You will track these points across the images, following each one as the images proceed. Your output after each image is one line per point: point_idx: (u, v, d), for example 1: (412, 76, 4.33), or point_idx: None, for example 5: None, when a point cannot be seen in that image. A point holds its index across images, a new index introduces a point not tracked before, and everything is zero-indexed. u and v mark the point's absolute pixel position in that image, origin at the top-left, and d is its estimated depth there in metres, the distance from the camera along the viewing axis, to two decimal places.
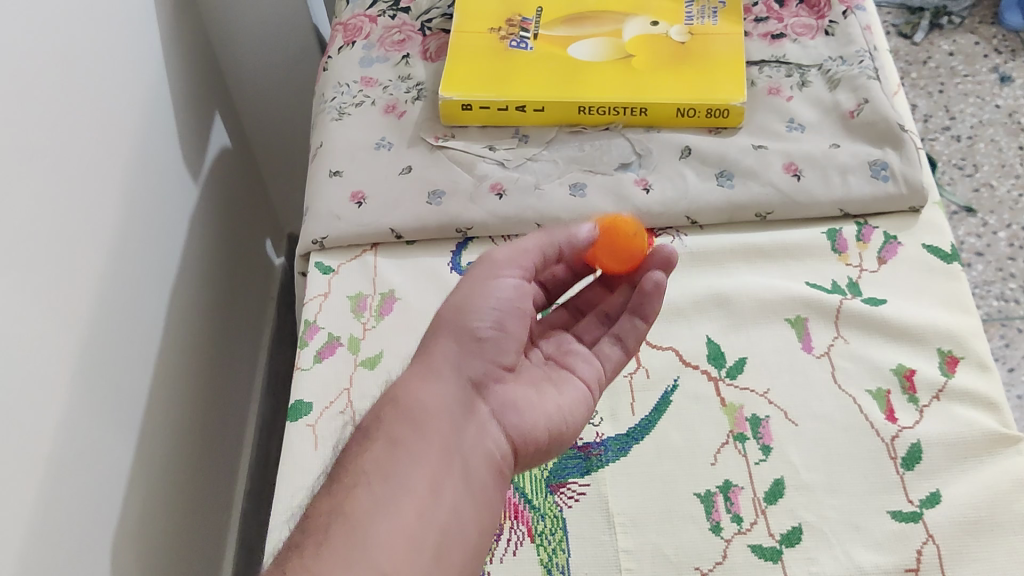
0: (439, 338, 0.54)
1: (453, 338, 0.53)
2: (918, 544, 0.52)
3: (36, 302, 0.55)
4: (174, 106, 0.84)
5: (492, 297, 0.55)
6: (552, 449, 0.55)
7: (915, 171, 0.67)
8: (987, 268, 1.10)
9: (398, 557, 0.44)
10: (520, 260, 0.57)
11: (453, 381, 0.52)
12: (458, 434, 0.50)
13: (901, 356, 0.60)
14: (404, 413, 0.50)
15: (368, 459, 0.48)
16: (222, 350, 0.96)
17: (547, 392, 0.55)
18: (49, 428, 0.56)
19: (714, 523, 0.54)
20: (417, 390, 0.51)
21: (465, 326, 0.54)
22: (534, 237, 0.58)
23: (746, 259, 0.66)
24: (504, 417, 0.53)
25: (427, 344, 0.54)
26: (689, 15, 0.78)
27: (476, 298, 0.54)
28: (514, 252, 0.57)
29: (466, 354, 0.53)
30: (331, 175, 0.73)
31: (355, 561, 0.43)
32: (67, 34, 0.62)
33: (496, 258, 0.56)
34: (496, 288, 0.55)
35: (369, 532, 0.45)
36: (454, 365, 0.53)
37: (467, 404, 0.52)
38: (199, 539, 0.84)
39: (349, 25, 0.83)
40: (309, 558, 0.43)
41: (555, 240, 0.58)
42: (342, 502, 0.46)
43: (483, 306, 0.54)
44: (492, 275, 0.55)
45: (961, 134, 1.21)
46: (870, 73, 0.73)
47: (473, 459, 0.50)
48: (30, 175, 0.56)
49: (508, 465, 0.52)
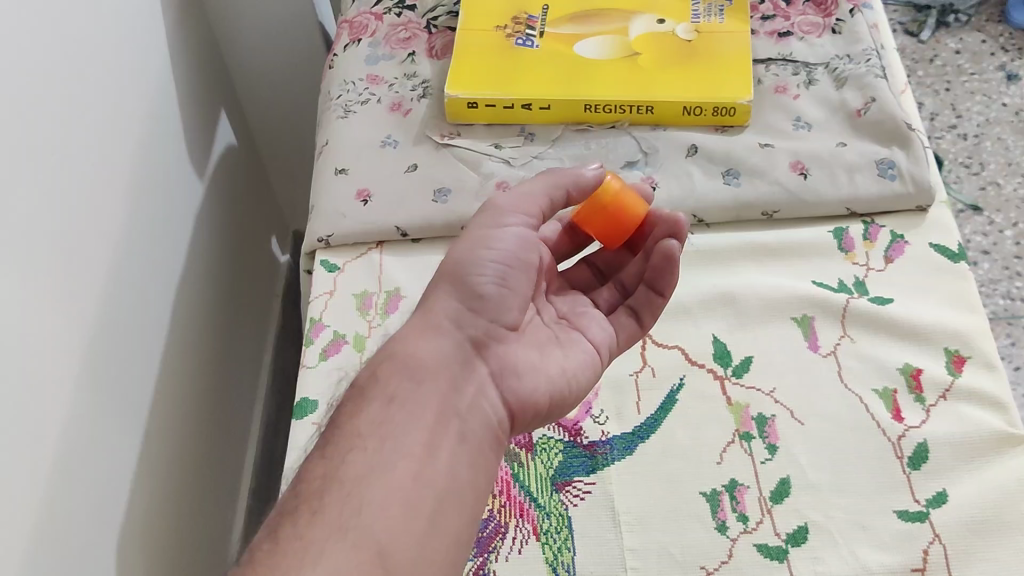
0: (439, 291, 0.54)
1: (452, 292, 0.54)
2: (924, 544, 0.52)
3: (41, 302, 0.55)
4: (179, 105, 0.84)
5: (493, 248, 0.54)
6: (551, 413, 0.55)
7: (922, 170, 0.67)
8: (993, 266, 1.09)
9: (392, 522, 0.45)
10: (523, 208, 0.56)
11: (452, 337, 0.53)
12: (456, 394, 0.51)
13: (907, 356, 0.60)
14: (402, 368, 0.51)
15: (364, 418, 0.49)
16: (227, 347, 0.96)
17: (548, 353, 0.56)
18: (55, 426, 0.56)
19: (720, 522, 0.54)
20: (415, 346, 0.52)
21: (465, 281, 0.53)
22: (543, 183, 0.57)
23: (752, 258, 0.66)
24: (503, 378, 0.53)
25: (429, 295, 0.55)
26: (696, 13, 0.77)
27: (476, 251, 0.54)
28: (517, 200, 0.56)
29: (466, 310, 0.53)
30: (337, 172, 0.73)
31: (349, 528, 0.44)
32: (72, 34, 0.62)
33: (500, 207, 0.56)
34: (496, 239, 0.54)
35: (363, 498, 0.45)
36: (453, 320, 0.53)
37: (466, 361, 0.52)
38: (204, 535, 0.85)
39: (354, 23, 0.83)
40: (303, 523, 0.44)
41: (561, 181, 0.57)
42: (338, 468, 0.46)
43: (484, 259, 0.54)
44: (494, 225, 0.55)
45: (967, 133, 1.21)
46: (876, 72, 0.73)
47: (470, 420, 0.51)
48: (36, 173, 0.56)
49: (505, 428, 0.53)
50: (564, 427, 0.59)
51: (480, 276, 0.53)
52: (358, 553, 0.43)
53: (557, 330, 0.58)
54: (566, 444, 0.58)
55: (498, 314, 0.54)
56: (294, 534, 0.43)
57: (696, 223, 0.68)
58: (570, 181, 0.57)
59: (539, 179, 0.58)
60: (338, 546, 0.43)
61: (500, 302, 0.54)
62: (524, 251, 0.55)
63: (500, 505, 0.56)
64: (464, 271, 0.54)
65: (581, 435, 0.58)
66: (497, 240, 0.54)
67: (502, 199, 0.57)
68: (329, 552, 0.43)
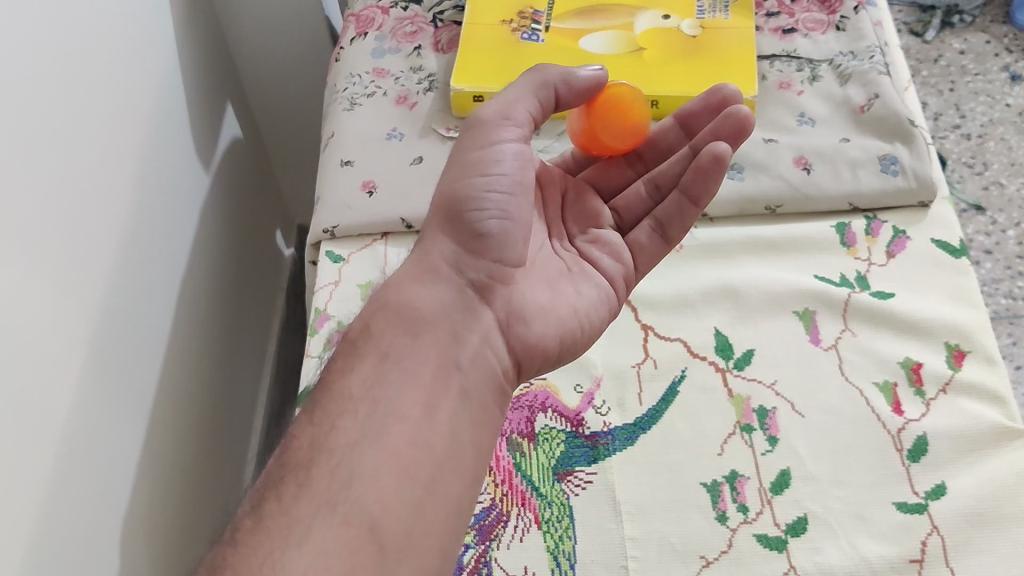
0: (436, 234, 0.55)
1: (450, 235, 0.54)
2: (922, 535, 0.53)
3: (45, 290, 0.56)
4: (186, 97, 0.85)
5: (490, 175, 0.54)
6: (560, 356, 0.56)
7: (924, 165, 0.67)
8: (995, 266, 1.10)
9: (385, 493, 0.45)
10: (510, 115, 0.56)
11: (452, 283, 0.53)
12: (457, 346, 0.52)
13: (908, 349, 0.60)
14: (397, 324, 0.52)
15: (357, 377, 0.49)
16: (231, 338, 0.96)
17: (559, 289, 0.57)
18: (60, 411, 0.56)
19: (720, 512, 0.55)
20: (412, 294, 0.53)
21: (463, 220, 0.54)
22: (526, 87, 0.57)
23: (755, 251, 0.67)
24: (510, 323, 0.53)
25: (427, 238, 0.55)
26: (700, 9, 0.78)
27: (473, 187, 0.54)
28: (501, 110, 0.56)
29: (465, 254, 0.54)
30: (343, 164, 0.73)
31: (339, 502, 0.44)
32: (78, 26, 0.63)
33: (493, 124, 0.56)
34: (492, 169, 0.54)
35: (354, 470, 0.45)
36: (451, 264, 0.54)
37: (466, 309, 0.53)
38: (207, 523, 0.85)
39: (361, 16, 0.84)
40: (289, 500, 0.44)
41: (543, 82, 0.57)
42: (326, 436, 0.46)
43: (480, 196, 0.54)
44: (489, 153, 0.55)
45: (971, 133, 1.21)
46: (880, 68, 0.73)
47: (472, 373, 0.51)
48: (44, 164, 0.57)
49: (510, 377, 0.54)
50: (566, 418, 0.59)
51: (480, 213, 0.54)
52: (347, 530, 0.43)
53: (567, 261, 0.59)
54: (568, 434, 0.59)
55: (500, 250, 0.54)
56: (278, 511, 0.43)
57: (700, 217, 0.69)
58: (557, 77, 0.58)
59: (518, 84, 0.58)
60: (328, 524, 0.43)
61: (502, 238, 0.54)
62: (522, 169, 0.55)
63: (502, 493, 0.57)
64: (461, 207, 0.54)
65: (583, 425, 0.59)
66: (492, 166, 0.54)
67: (487, 110, 0.56)
68: (317, 528, 0.43)
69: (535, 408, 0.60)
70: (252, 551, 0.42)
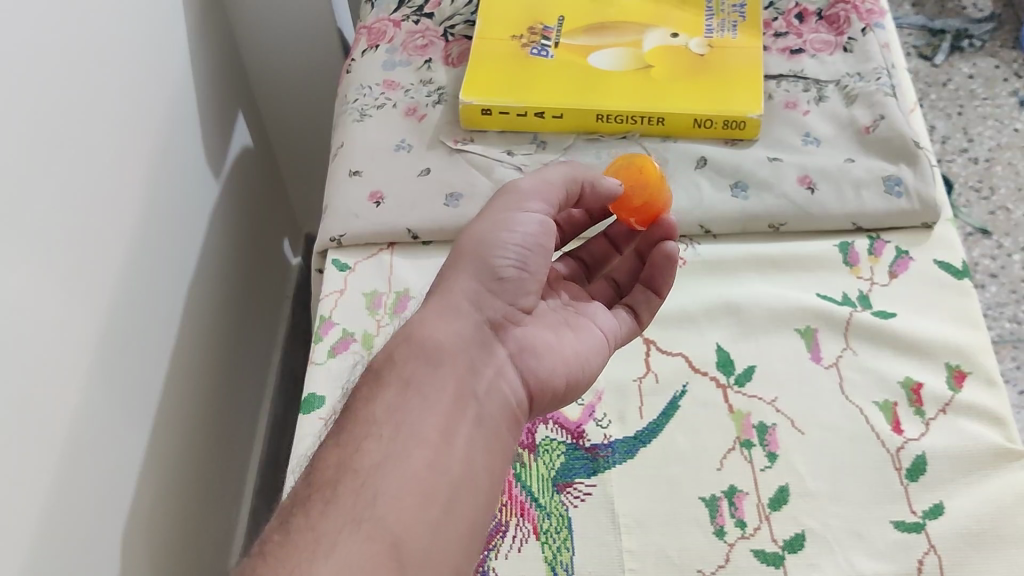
0: (458, 272, 0.55)
1: (471, 273, 0.55)
2: (919, 555, 0.53)
3: (53, 289, 0.57)
4: (198, 105, 0.86)
5: (514, 231, 0.55)
6: (566, 395, 0.57)
7: (928, 187, 0.68)
8: (1000, 289, 1.10)
9: (405, 514, 0.45)
10: (545, 193, 0.58)
11: (472, 319, 0.54)
12: (474, 376, 0.52)
13: (909, 370, 0.61)
14: (416, 354, 0.51)
15: (379, 404, 0.49)
16: (237, 344, 0.97)
17: (562, 334, 0.58)
18: (64, 408, 0.57)
19: (718, 527, 0.55)
20: (433, 327, 0.53)
21: (485, 262, 0.55)
22: (563, 173, 0.59)
23: (758, 269, 0.67)
24: (521, 359, 0.55)
25: (449, 275, 0.55)
26: (709, 28, 0.79)
27: (499, 233, 0.55)
28: (539, 186, 0.58)
29: (486, 292, 0.54)
30: (352, 174, 0.74)
31: (362, 519, 0.44)
32: (94, 32, 0.64)
33: (523, 190, 0.57)
34: (519, 223, 0.56)
35: (376, 489, 0.45)
36: (472, 301, 0.54)
37: (484, 344, 0.53)
38: (207, 527, 0.85)
39: (373, 29, 0.85)
40: (315, 515, 0.44)
41: (579, 176, 0.59)
42: (351, 457, 0.46)
43: (506, 243, 0.55)
44: (516, 211, 0.56)
45: (978, 157, 1.21)
46: (886, 90, 0.74)
47: (488, 405, 0.51)
48: (55, 166, 0.57)
49: (524, 409, 0.54)
50: (566, 430, 0.60)
51: (501, 258, 0.55)
52: (370, 545, 0.43)
53: (566, 314, 0.60)
54: (568, 446, 0.59)
55: (515, 296, 0.56)
56: (306, 526, 0.43)
57: (703, 234, 0.69)
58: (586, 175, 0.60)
59: (561, 170, 0.59)
60: (352, 539, 0.43)
61: (519, 284, 0.55)
62: (545, 236, 0.56)
63: (502, 503, 0.57)
64: (486, 251, 0.55)
65: (583, 437, 0.59)
66: (517, 224, 0.56)
67: (526, 183, 0.58)
68: (342, 544, 0.43)
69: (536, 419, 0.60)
70: (279, 559, 0.42)
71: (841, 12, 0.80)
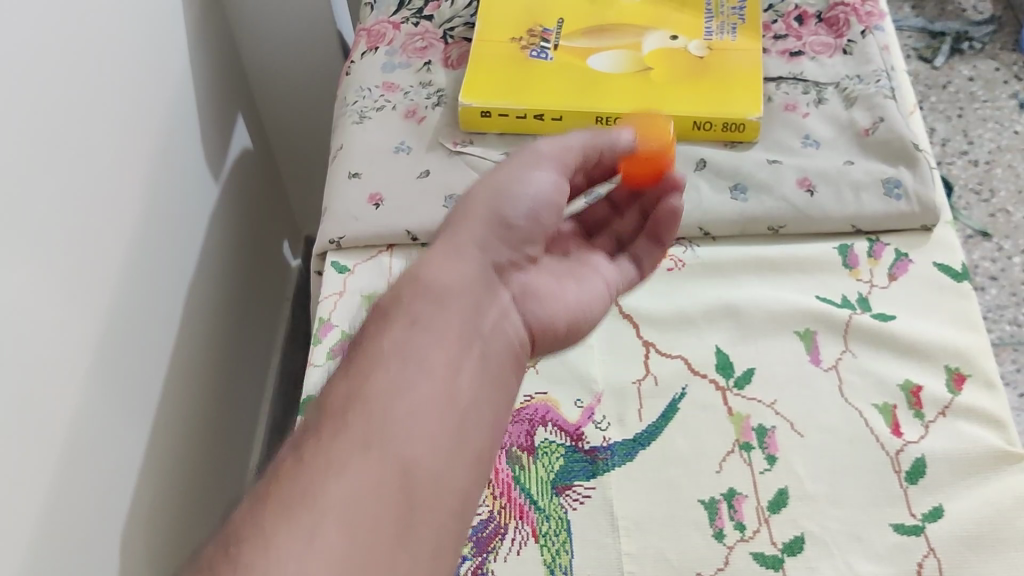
0: (468, 219, 0.55)
1: (482, 218, 0.55)
2: (918, 558, 0.53)
3: (52, 291, 0.57)
4: (198, 107, 0.86)
5: (527, 194, 0.56)
6: (567, 336, 0.58)
7: (928, 190, 0.68)
8: (1000, 292, 1.10)
9: (416, 441, 0.44)
10: (560, 156, 0.58)
11: (478, 262, 0.54)
12: (480, 315, 0.52)
13: (908, 372, 0.60)
14: (425, 291, 0.51)
15: (387, 338, 0.48)
16: (236, 346, 0.97)
17: (564, 283, 0.59)
18: (63, 410, 0.57)
19: (717, 530, 0.55)
20: (440, 269, 0.52)
21: (496, 209, 0.55)
22: (583, 137, 0.60)
23: (757, 271, 0.67)
24: (524, 304, 0.55)
25: (460, 214, 0.56)
26: (708, 30, 0.79)
27: (511, 188, 0.56)
28: (558, 150, 0.59)
29: (494, 237, 0.55)
30: (351, 176, 0.74)
31: (373, 445, 0.43)
32: (94, 33, 0.64)
33: (540, 151, 0.58)
34: (531, 187, 0.56)
35: (386, 418, 0.44)
36: (480, 246, 0.54)
37: (489, 287, 0.53)
38: (206, 529, 0.85)
39: (372, 31, 0.85)
40: (325, 438, 0.43)
41: (601, 142, 0.60)
42: (360, 387, 0.45)
43: (518, 196, 0.56)
44: (530, 171, 0.57)
45: (978, 159, 1.21)
46: (886, 92, 0.74)
47: (491, 339, 0.51)
48: (54, 168, 0.57)
49: (525, 351, 0.54)
50: (565, 432, 0.60)
51: (512, 204, 0.56)
52: (382, 473, 0.42)
53: (568, 266, 0.60)
54: (567, 449, 0.59)
55: (522, 245, 0.56)
56: (317, 449, 0.42)
57: (703, 236, 0.69)
58: (607, 145, 0.60)
59: (581, 134, 0.60)
60: (364, 464, 0.42)
61: (528, 233, 0.56)
62: (557, 196, 0.57)
63: (501, 506, 0.57)
64: (499, 208, 0.55)
65: (582, 439, 0.59)
66: (530, 184, 0.56)
67: (546, 145, 0.59)
68: (353, 464, 0.42)
69: (536, 421, 0.60)
70: (292, 483, 0.40)
71: (840, 15, 0.80)
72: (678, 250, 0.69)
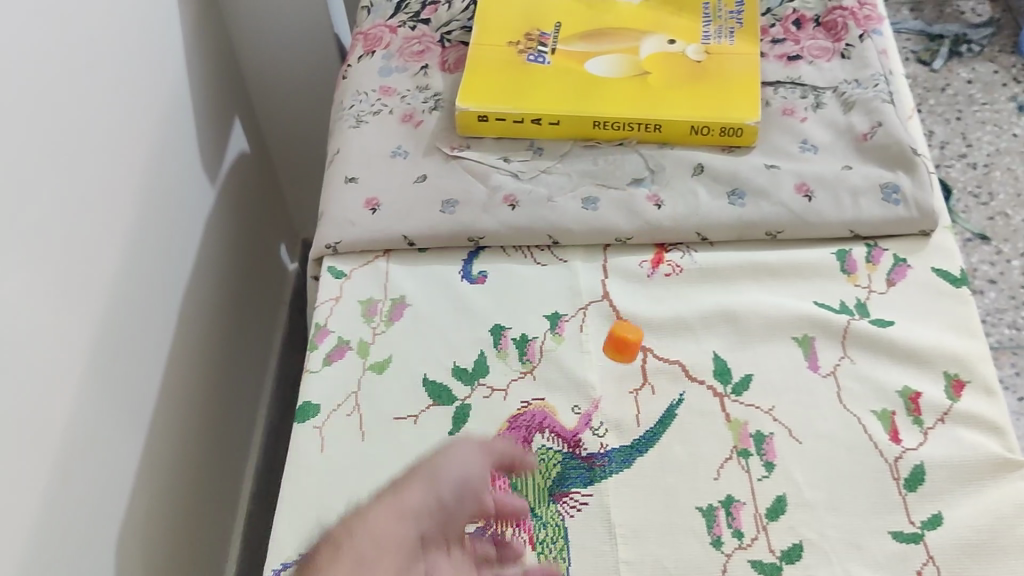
0: (413, 483, 0.51)
1: (424, 491, 0.51)
2: (917, 565, 0.52)
3: (47, 298, 0.56)
4: (194, 111, 0.85)
5: (463, 490, 0.52)
6: None
7: (926, 195, 0.68)
8: (999, 296, 1.09)
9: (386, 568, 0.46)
10: (478, 479, 0.53)
11: (411, 538, 0.49)
12: None
13: (907, 378, 0.60)
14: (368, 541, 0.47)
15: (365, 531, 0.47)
16: (233, 351, 0.96)
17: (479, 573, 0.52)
18: (58, 417, 0.57)
19: (715, 537, 0.54)
20: (377, 530, 0.48)
21: (445, 497, 0.51)
22: (504, 442, 0.56)
23: (755, 276, 0.67)
24: None
25: (399, 483, 0.51)
26: (706, 35, 0.79)
27: (456, 471, 0.52)
28: (486, 448, 0.54)
29: (431, 523, 0.50)
30: (348, 181, 0.74)
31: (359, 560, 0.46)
32: (90, 38, 0.64)
33: (472, 449, 0.54)
34: (470, 492, 0.52)
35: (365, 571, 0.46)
36: (415, 525, 0.49)
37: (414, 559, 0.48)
38: (202, 535, 0.85)
39: (369, 35, 0.85)
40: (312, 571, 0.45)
41: (502, 454, 0.55)
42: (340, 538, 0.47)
43: (461, 484, 0.52)
44: (472, 480, 0.53)
45: (977, 162, 1.21)
46: (884, 97, 0.74)
47: None
48: (49, 174, 0.57)
49: None
50: (563, 438, 0.59)
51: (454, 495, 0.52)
52: None
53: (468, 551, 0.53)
54: (565, 456, 0.58)
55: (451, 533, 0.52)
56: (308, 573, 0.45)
57: (700, 241, 0.69)
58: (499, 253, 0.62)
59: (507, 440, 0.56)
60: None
61: (458, 522, 0.52)
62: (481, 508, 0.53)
63: None
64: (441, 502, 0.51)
65: (580, 446, 0.59)
66: (468, 496, 0.52)
67: (482, 469, 0.54)
68: None
69: (533, 428, 0.60)
70: None
71: (838, 19, 0.80)
72: (676, 256, 0.68)
